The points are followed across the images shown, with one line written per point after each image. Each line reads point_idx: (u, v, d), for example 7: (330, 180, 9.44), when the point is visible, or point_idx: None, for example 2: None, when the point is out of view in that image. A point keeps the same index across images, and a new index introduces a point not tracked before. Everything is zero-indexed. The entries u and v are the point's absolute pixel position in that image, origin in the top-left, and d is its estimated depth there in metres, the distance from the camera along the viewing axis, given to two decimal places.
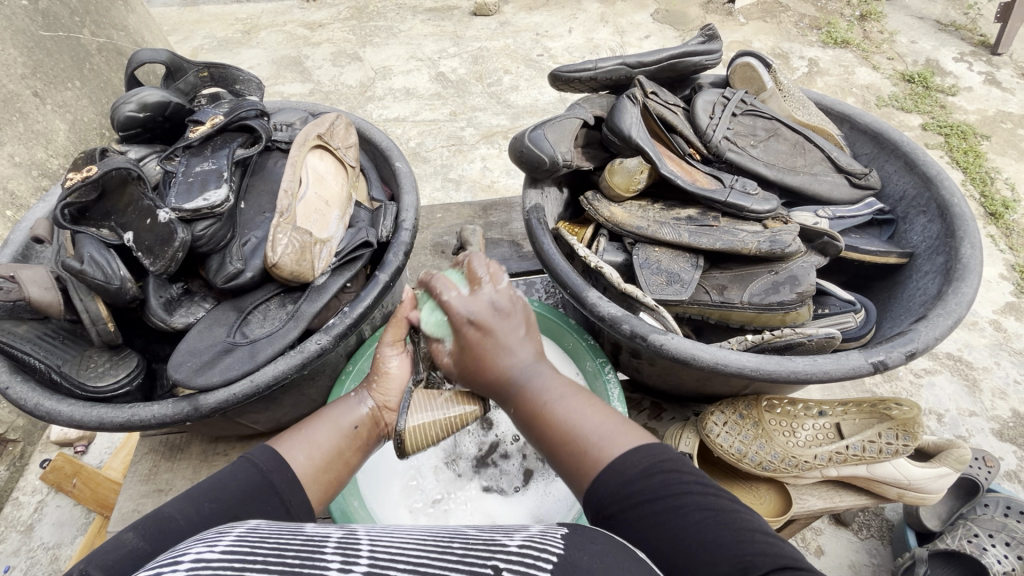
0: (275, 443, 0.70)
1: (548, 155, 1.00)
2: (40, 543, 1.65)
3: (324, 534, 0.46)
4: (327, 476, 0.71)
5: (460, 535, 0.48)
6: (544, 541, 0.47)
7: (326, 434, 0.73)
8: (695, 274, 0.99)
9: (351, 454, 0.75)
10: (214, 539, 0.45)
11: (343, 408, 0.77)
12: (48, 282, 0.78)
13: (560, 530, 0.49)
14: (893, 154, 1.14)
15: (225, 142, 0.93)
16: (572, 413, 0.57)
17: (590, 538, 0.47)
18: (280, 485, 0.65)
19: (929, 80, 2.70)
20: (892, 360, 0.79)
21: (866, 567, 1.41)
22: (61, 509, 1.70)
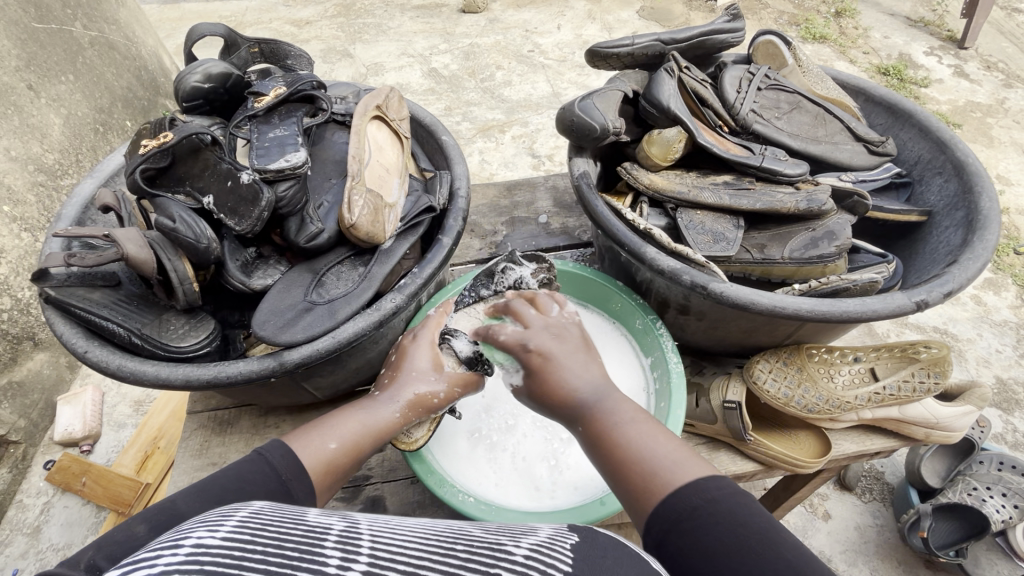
0: (291, 441, 0.77)
1: (599, 123, 1.05)
2: (49, 545, 1.61)
3: (327, 524, 0.47)
4: (336, 477, 0.78)
5: (465, 535, 0.50)
6: (551, 551, 0.50)
7: (347, 432, 0.81)
8: (738, 233, 1.06)
9: (361, 452, 0.82)
10: (218, 522, 0.46)
11: (371, 409, 0.84)
12: (141, 241, 0.77)
13: (571, 536, 0.54)
14: (908, 123, 1.22)
15: (291, 111, 0.96)
16: (642, 441, 0.65)
17: (600, 549, 0.52)
18: (293, 481, 0.73)
19: (903, 73, 2.86)
20: (932, 299, 0.87)
21: (871, 529, 1.52)
22: (71, 510, 1.67)
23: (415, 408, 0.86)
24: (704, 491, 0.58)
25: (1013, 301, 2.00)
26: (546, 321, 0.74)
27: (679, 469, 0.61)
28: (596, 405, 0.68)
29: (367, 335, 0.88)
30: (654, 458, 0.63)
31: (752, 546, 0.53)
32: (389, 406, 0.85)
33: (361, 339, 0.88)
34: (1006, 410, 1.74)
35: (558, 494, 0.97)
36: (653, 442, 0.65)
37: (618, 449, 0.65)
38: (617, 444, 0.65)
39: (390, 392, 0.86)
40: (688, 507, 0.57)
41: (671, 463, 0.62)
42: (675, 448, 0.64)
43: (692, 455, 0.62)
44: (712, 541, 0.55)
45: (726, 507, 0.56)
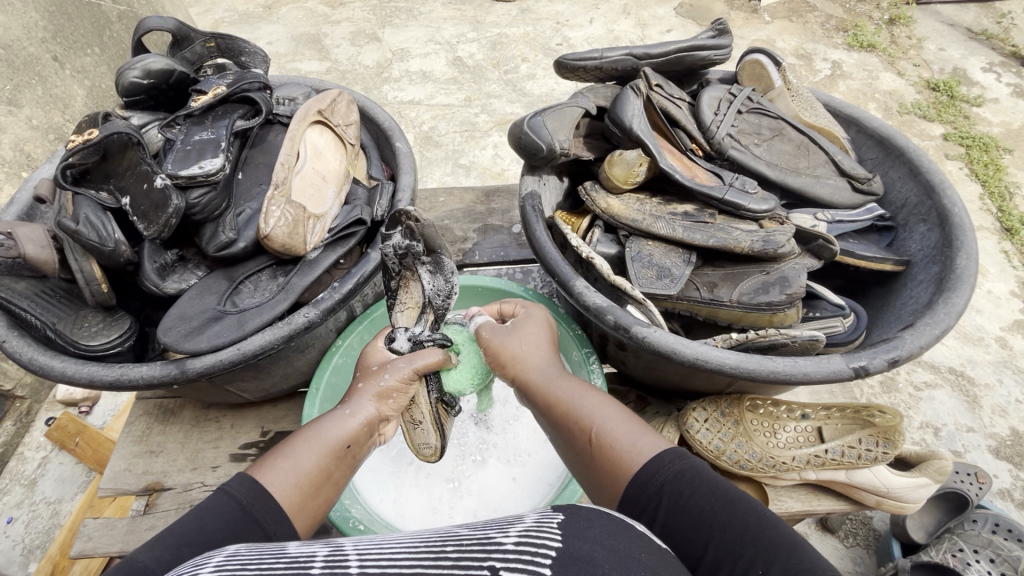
0: (255, 470, 0.68)
1: (545, 142, 1.00)
2: (42, 498, 1.69)
3: (309, 552, 0.46)
4: (316, 498, 0.70)
5: (452, 535, 0.47)
6: (540, 532, 0.45)
7: (310, 452, 0.72)
8: (686, 270, 0.99)
9: (336, 472, 0.75)
10: (194, 570, 0.46)
11: (333, 421, 0.77)
12: (44, 240, 0.80)
13: (557, 515, 0.47)
14: (898, 160, 1.11)
15: (226, 112, 0.94)
16: (598, 412, 0.67)
17: (588, 522, 0.46)
18: (259, 506, 0.64)
19: (955, 89, 2.65)
20: (874, 366, 0.79)
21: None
22: (64, 467, 1.74)
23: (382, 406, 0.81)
24: (669, 463, 0.59)
25: None
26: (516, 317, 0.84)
27: (637, 441, 0.63)
28: (547, 379, 0.74)
29: (274, 349, 0.87)
30: (614, 433, 0.64)
31: (718, 517, 0.54)
32: (358, 411, 0.79)
33: (268, 352, 0.87)
34: (1017, 464, 1.60)
35: (455, 517, 0.96)
36: (606, 410, 0.68)
37: (575, 422, 0.68)
38: (568, 412, 0.69)
39: (355, 401, 0.80)
40: (653, 484, 0.58)
41: (632, 436, 0.63)
42: (626, 419, 0.66)
43: (638, 421, 0.65)
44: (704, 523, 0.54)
45: (688, 479, 0.57)
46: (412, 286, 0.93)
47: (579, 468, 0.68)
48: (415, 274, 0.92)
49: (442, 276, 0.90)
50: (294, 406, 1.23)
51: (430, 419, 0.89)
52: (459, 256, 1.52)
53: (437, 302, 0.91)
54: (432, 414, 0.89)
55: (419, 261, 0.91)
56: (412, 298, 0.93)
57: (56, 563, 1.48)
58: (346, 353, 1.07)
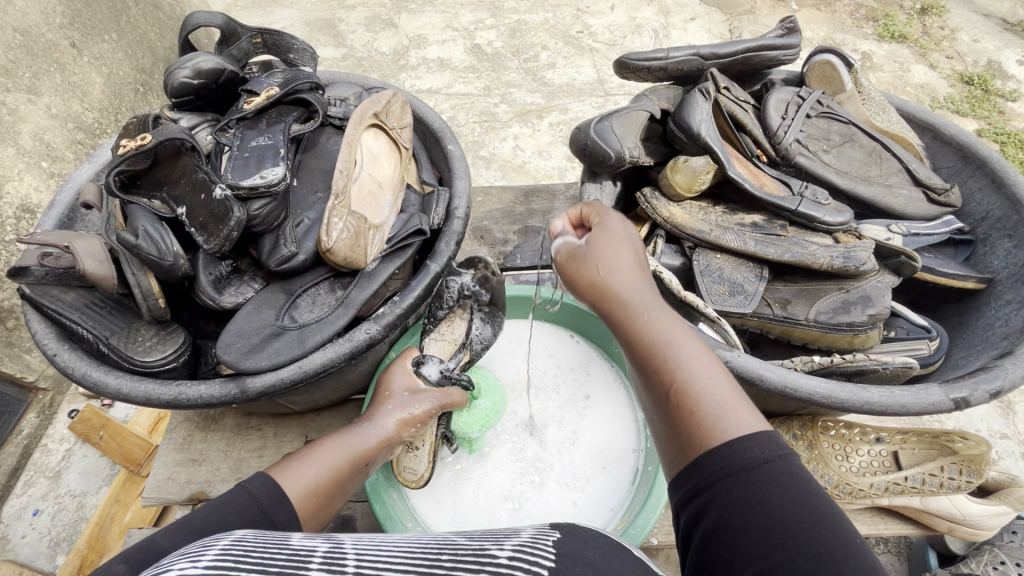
0: (275, 470, 0.72)
1: (613, 150, 0.95)
2: (68, 490, 1.63)
3: (312, 546, 0.43)
4: (325, 503, 0.74)
5: (449, 544, 0.47)
6: (535, 548, 0.46)
7: (328, 458, 0.76)
8: (759, 286, 0.95)
9: (348, 482, 0.78)
10: (198, 552, 0.40)
11: (355, 434, 0.81)
12: (101, 254, 0.77)
13: (550, 534, 0.50)
14: (979, 170, 1.06)
15: (281, 115, 0.90)
16: (692, 361, 0.56)
17: (582, 543, 0.49)
18: (276, 508, 0.66)
19: (989, 83, 2.56)
20: (975, 398, 0.75)
21: None
22: (89, 459, 1.67)
23: (402, 428, 0.84)
24: (763, 448, 0.47)
25: None
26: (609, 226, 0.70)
27: (733, 411, 0.51)
28: (642, 305, 0.62)
29: (335, 366, 0.83)
30: (712, 395, 0.53)
31: (794, 526, 0.43)
32: (379, 427, 0.83)
33: (328, 370, 0.84)
34: None
35: None
36: (704, 365, 0.55)
37: (661, 364, 0.57)
38: (654, 349, 0.58)
39: (378, 418, 0.83)
40: (727, 466, 0.48)
41: (726, 404, 0.52)
42: (723, 377, 0.54)
43: (740, 390, 0.53)
44: (780, 524, 0.44)
45: (772, 471, 0.46)
46: (455, 322, 1.04)
47: (652, 410, 0.58)
48: (466, 314, 1.04)
49: (490, 326, 1.03)
50: (338, 415, 1.20)
51: (428, 446, 0.95)
52: (497, 259, 1.46)
53: (476, 346, 1.02)
54: (433, 443, 0.95)
55: (476, 306, 1.04)
56: (450, 334, 1.03)
57: (83, 559, 1.44)
58: None
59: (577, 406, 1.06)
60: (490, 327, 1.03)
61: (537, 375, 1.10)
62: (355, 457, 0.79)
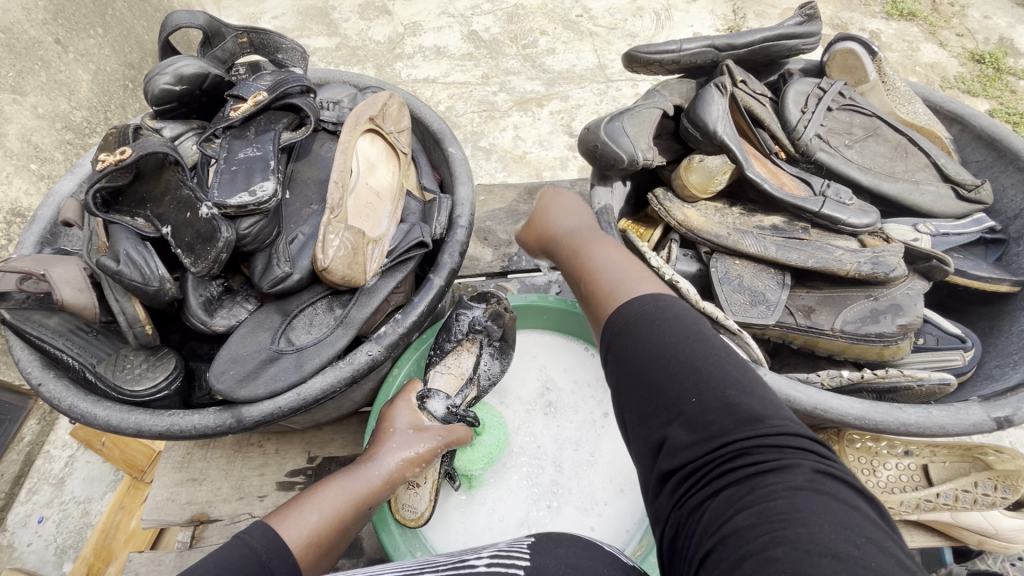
0: (274, 518, 0.67)
1: (626, 152, 0.90)
2: (71, 497, 1.60)
3: None
4: (326, 550, 0.69)
5: (430, 564, 0.58)
6: (511, 555, 0.56)
7: (329, 500, 0.72)
8: (781, 295, 0.89)
9: (349, 526, 0.74)
10: None
11: (356, 474, 0.77)
12: (81, 281, 0.72)
13: (528, 539, 0.60)
14: (1012, 164, 1.00)
15: (270, 122, 0.84)
16: (609, 263, 0.67)
17: (557, 542, 0.59)
18: (278, 561, 0.59)
19: (1002, 61, 2.47)
20: (1018, 417, 0.70)
21: None
22: (92, 466, 1.64)
23: (406, 467, 0.80)
24: (649, 304, 0.55)
25: None
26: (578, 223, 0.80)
27: (632, 280, 0.61)
28: (574, 236, 0.77)
29: (335, 391, 0.79)
30: (617, 280, 0.62)
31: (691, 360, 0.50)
32: (382, 466, 0.79)
33: (328, 395, 0.79)
34: None
35: None
36: (620, 267, 0.65)
37: (586, 273, 0.68)
38: (590, 272, 0.67)
39: (380, 455, 0.80)
40: (627, 315, 0.56)
41: (622, 280, 0.62)
42: (630, 267, 0.65)
43: (636, 274, 0.63)
44: (677, 369, 0.50)
45: (659, 315, 0.54)
46: (464, 354, 0.99)
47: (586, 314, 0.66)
48: (475, 347, 0.98)
49: (499, 361, 0.97)
50: (342, 430, 1.16)
51: (430, 483, 0.89)
52: (502, 261, 1.40)
53: (484, 381, 0.96)
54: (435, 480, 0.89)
55: (486, 340, 0.97)
56: (458, 367, 0.98)
57: (90, 567, 1.42)
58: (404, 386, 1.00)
59: (594, 425, 1.02)
60: (499, 366, 0.97)
61: (555, 393, 1.05)
62: (357, 498, 0.75)
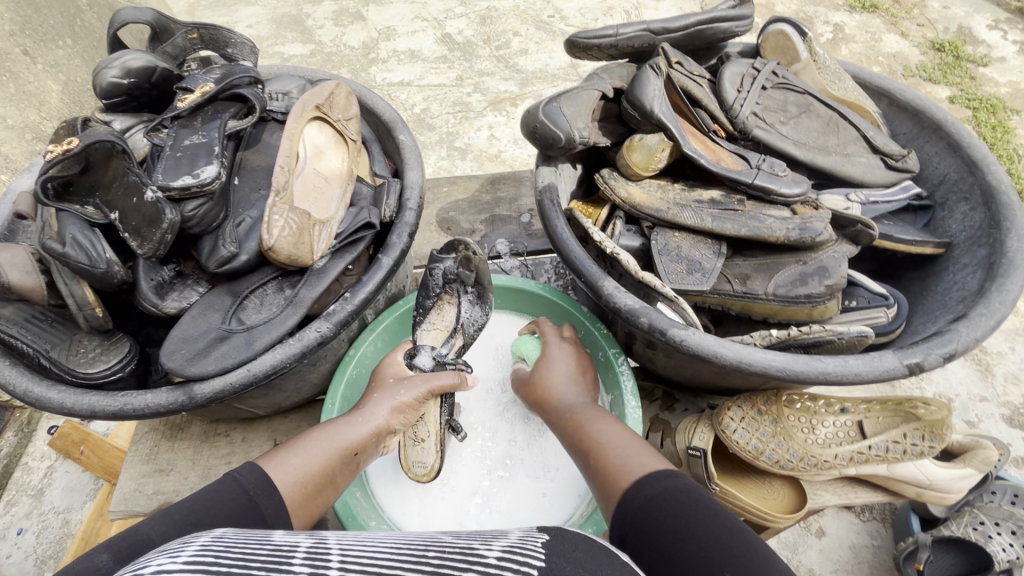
0: (265, 459, 0.70)
1: (563, 132, 0.94)
2: (50, 508, 1.60)
3: (294, 541, 0.45)
4: (318, 494, 0.73)
5: (436, 541, 0.48)
6: (524, 550, 0.47)
7: (319, 450, 0.76)
8: (717, 263, 0.93)
9: (339, 474, 0.77)
10: (176, 548, 0.44)
11: (345, 426, 0.81)
12: (30, 266, 0.74)
13: (540, 535, 0.50)
14: (935, 134, 1.05)
15: (217, 112, 0.87)
16: (611, 438, 0.71)
17: (572, 544, 0.49)
18: (264, 498, 0.65)
19: (961, 49, 2.52)
20: (929, 363, 0.74)
21: (866, 549, 1.35)
22: (71, 475, 1.65)
23: (394, 417, 0.84)
24: (657, 486, 0.60)
25: None
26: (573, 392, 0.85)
27: (636, 461, 0.65)
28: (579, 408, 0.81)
29: (286, 367, 0.82)
30: (621, 457, 0.67)
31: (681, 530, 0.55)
32: (370, 417, 0.82)
33: (279, 371, 0.82)
34: None
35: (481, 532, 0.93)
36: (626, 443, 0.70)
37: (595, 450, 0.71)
38: (592, 442, 0.73)
39: (369, 408, 0.83)
40: (637, 498, 0.60)
41: (629, 456, 0.67)
42: (632, 442, 0.70)
43: (642, 449, 0.67)
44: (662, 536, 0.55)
45: (670, 499, 0.58)
46: (445, 308, 0.96)
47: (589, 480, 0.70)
48: (455, 298, 0.96)
49: (480, 307, 0.96)
50: (307, 417, 1.18)
51: (432, 438, 0.91)
52: None
53: (470, 330, 0.96)
54: (436, 432, 0.91)
55: (463, 288, 0.95)
56: (443, 321, 0.97)
57: None
58: (360, 364, 1.02)
59: None
60: (484, 313, 0.96)
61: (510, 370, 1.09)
62: (347, 449, 0.79)
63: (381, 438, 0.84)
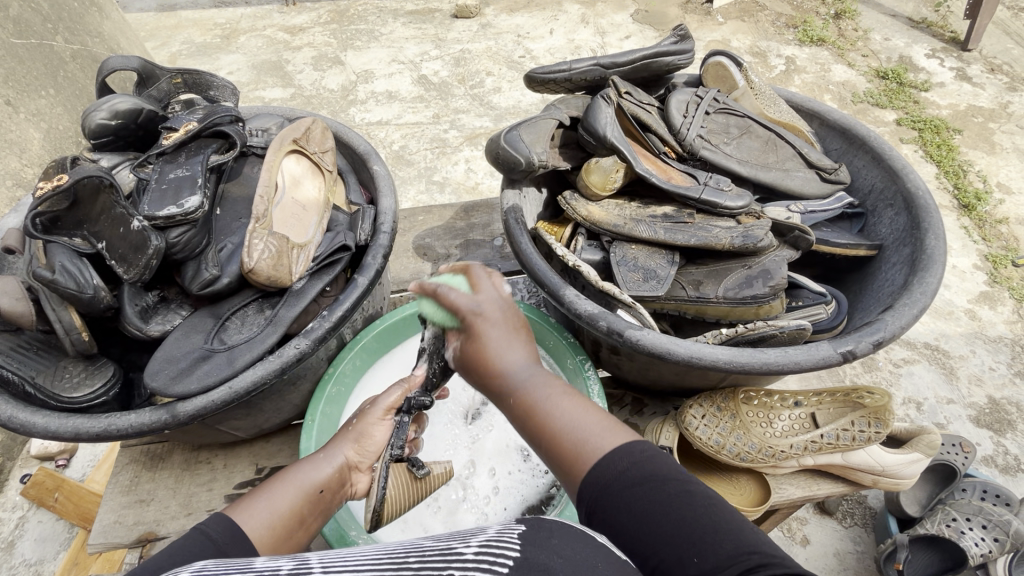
0: (231, 508, 0.64)
1: (523, 156, 1.02)
2: (22, 560, 1.56)
3: (275, 565, 0.48)
4: (287, 540, 0.67)
5: (417, 549, 0.48)
6: (501, 542, 0.46)
7: (287, 495, 0.70)
8: (671, 270, 1.01)
9: (308, 517, 0.72)
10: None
11: (309, 469, 0.75)
12: (19, 292, 0.78)
13: (518, 527, 0.48)
14: (862, 149, 1.16)
15: (200, 147, 0.93)
16: (565, 412, 0.60)
17: (549, 532, 0.47)
18: (235, 546, 0.60)
19: (903, 76, 2.71)
20: (860, 349, 0.81)
21: (851, 555, 1.40)
22: (44, 525, 1.61)
23: (356, 452, 0.80)
24: (631, 458, 0.55)
25: (1009, 317, 1.87)
26: (485, 299, 0.68)
27: (594, 435, 0.57)
28: (527, 386, 0.63)
29: (266, 384, 0.85)
30: (578, 429, 0.58)
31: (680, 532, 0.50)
32: (333, 456, 0.78)
33: (260, 388, 0.85)
34: (998, 431, 1.62)
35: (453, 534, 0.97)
36: (584, 415, 0.60)
37: (543, 428, 0.60)
38: (541, 418, 0.61)
39: (334, 447, 0.79)
40: (604, 479, 0.54)
41: (587, 430, 0.58)
42: (595, 419, 0.59)
43: (599, 414, 0.59)
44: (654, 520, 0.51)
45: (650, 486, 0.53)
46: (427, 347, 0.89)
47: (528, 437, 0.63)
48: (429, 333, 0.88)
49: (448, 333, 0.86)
50: (289, 440, 1.20)
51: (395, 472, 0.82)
52: None
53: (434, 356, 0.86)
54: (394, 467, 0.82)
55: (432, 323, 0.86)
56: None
57: None
58: (339, 382, 1.05)
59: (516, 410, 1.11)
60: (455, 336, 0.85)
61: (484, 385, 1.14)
62: (315, 491, 0.74)
63: (347, 477, 0.79)
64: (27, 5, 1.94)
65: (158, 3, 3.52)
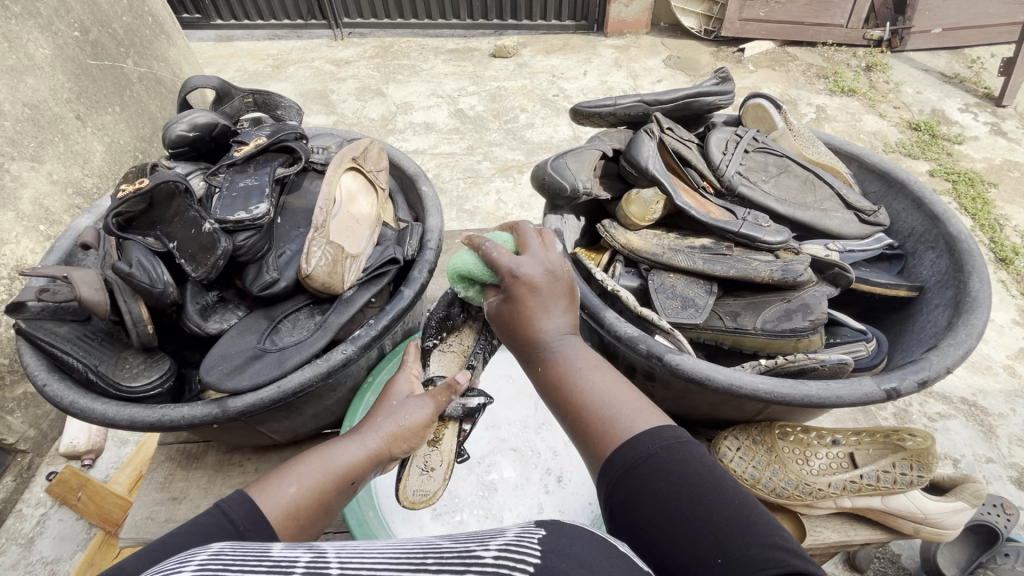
0: (252, 488, 0.64)
1: (569, 183, 1.06)
2: (40, 558, 1.57)
3: (294, 556, 0.40)
4: (310, 523, 0.66)
5: (436, 548, 0.42)
6: (520, 546, 0.41)
7: (310, 478, 0.68)
8: (709, 300, 1.02)
9: (331, 500, 0.70)
10: (175, 568, 0.39)
11: (338, 452, 0.73)
12: (97, 283, 0.84)
13: (537, 531, 0.43)
14: (902, 193, 1.18)
15: (267, 160, 1.00)
16: (596, 386, 0.63)
17: (571, 539, 0.42)
18: (256, 531, 0.59)
19: (936, 129, 2.73)
20: (904, 388, 0.81)
21: None
22: (65, 523, 1.63)
23: (392, 445, 0.77)
24: (658, 445, 0.56)
25: None
26: (548, 258, 0.68)
27: (629, 415, 0.59)
28: (561, 353, 0.66)
29: (313, 385, 0.88)
30: (614, 409, 0.60)
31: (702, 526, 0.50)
32: (365, 443, 0.75)
33: (307, 389, 0.88)
34: None
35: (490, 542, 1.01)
36: (621, 397, 0.61)
37: (573, 396, 0.63)
38: (578, 399, 0.63)
39: (369, 433, 0.76)
40: (633, 459, 0.55)
41: (620, 409, 0.60)
42: (628, 399, 0.61)
43: (631, 398, 0.61)
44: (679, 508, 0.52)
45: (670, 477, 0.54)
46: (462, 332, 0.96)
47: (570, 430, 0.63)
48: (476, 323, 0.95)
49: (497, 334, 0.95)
50: None
51: (443, 468, 0.89)
52: None
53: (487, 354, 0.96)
54: (449, 463, 0.90)
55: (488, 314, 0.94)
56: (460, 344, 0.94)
57: None
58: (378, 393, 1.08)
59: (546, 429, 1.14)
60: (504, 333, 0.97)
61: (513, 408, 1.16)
62: (337, 475, 0.71)
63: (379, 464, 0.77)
64: (105, 31, 2.11)
65: (217, 34, 3.78)
